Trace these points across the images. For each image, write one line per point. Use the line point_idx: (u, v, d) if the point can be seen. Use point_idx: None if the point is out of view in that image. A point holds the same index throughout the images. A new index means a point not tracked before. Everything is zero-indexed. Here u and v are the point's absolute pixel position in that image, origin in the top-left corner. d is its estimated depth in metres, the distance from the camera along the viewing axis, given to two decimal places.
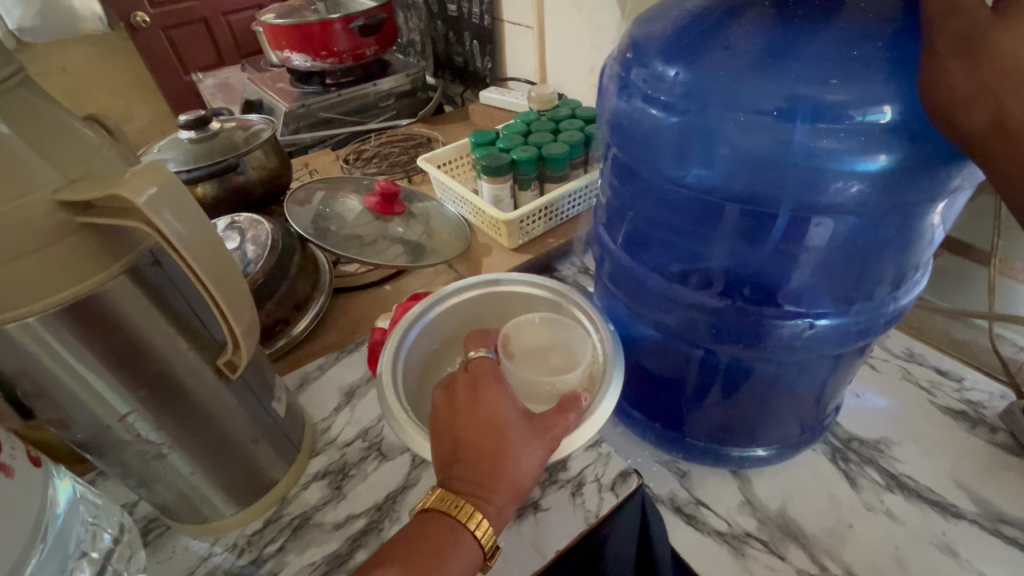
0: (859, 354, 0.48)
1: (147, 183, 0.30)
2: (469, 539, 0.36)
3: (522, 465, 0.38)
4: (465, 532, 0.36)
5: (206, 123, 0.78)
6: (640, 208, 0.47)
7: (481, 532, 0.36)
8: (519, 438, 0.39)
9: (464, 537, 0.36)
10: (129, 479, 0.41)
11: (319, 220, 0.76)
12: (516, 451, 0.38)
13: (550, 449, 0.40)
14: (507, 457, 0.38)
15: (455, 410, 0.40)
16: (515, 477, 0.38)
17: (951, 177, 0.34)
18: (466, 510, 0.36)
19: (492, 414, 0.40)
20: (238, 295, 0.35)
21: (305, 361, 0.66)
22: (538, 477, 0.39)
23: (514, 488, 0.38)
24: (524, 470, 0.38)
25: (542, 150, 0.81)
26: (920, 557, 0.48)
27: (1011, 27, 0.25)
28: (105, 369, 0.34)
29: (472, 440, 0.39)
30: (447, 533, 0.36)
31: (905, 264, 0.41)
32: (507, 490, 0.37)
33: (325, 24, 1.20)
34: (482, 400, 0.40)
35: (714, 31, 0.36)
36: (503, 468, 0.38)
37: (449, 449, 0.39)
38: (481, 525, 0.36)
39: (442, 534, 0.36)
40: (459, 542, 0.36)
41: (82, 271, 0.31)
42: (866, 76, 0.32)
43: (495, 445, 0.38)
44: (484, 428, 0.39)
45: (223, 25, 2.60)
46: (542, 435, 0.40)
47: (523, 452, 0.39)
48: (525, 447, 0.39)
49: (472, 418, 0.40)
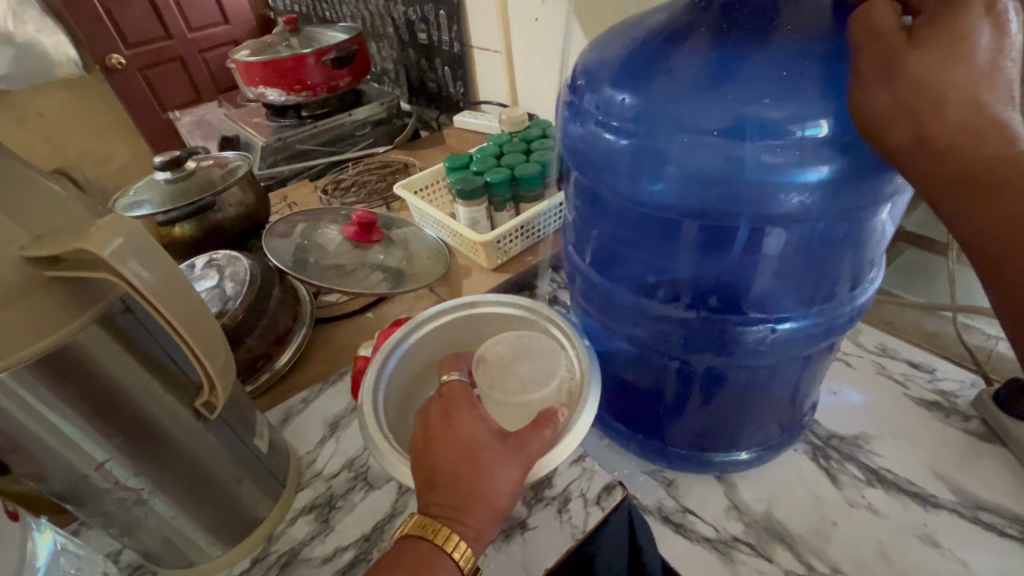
0: (828, 352, 0.49)
1: (113, 235, 0.31)
2: (448, 562, 0.36)
3: (498, 484, 0.39)
4: (443, 555, 0.37)
5: (181, 163, 0.79)
6: (604, 227, 0.49)
7: (459, 554, 0.37)
8: (493, 457, 0.40)
9: (443, 560, 0.36)
10: (112, 528, 0.41)
11: (299, 252, 0.76)
12: (491, 470, 0.39)
13: (526, 467, 0.40)
14: (482, 477, 0.39)
15: (430, 437, 0.41)
16: (492, 496, 0.39)
17: (888, 182, 0.36)
18: (443, 534, 0.37)
19: (466, 438, 0.40)
20: (210, 337, 0.36)
21: (289, 394, 0.66)
22: (515, 496, 0.40)
23: (491, 508, 0.38)
24: (500, 490, 0.39)
25: (515, 171, 0.83)
26: (904, 550, 0.48)
27: (924, 51, 0.26)
28: (80, 419, 0.34)
29: (447, 466, 0.39)
30: (425, 557, 0.37)
31: (860, 262, 0.43)
32: (483, 509, 0.38)
33: (298, 59, 1.23)
34: (455, 424, 0.41)
35: (657, 58, 0.38)
36: (479, 491, 0.38)
37: (425, 475, 0.40)
38: (459, 547, 0.37)
39: (422, 560, 0.36)
40: (438, 565, 0.36)
41: (53, 323, 0.31)
42: (797, 94, 0.34)
43: (470, 469, 0.39)
44: (459, 452, 0.40)
45: (199, 63, 2.64)
46: (515, 455, 0.40)
47: (498, 472, 0.39)
48: (500, 466, 0.39)
49: (446, 444, 0.40)
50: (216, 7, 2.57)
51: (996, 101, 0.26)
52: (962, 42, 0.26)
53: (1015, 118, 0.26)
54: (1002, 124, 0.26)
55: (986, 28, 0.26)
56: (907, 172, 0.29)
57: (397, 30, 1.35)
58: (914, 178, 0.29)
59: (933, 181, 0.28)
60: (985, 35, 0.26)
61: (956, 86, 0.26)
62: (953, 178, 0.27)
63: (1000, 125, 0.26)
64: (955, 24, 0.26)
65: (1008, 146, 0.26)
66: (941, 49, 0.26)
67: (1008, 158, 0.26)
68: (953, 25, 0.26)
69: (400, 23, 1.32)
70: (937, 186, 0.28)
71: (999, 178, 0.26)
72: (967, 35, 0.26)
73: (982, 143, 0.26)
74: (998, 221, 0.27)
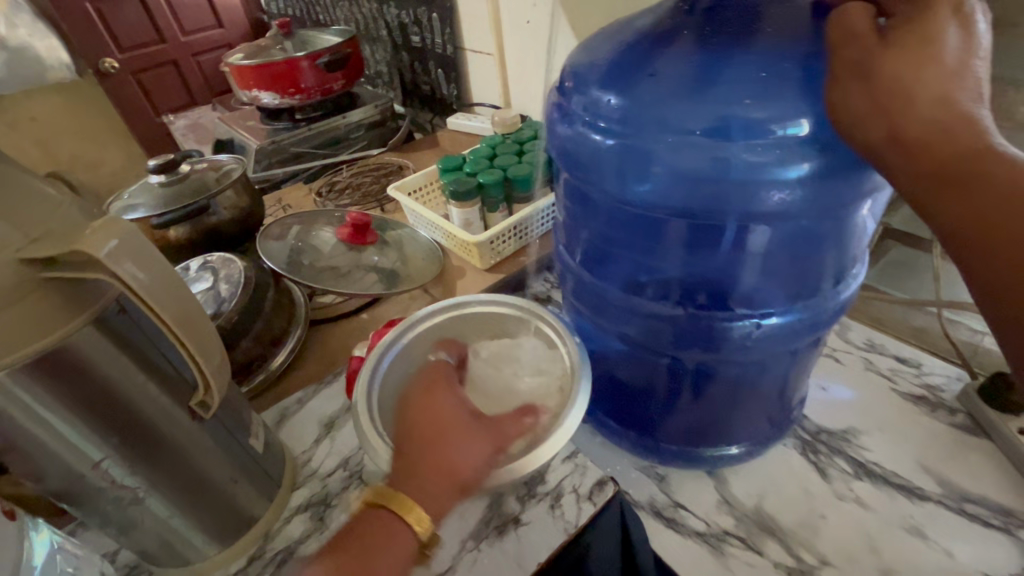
0: (815, 347, 0.50)
1: (108, 236, 0.31)
2: (402, 528, 0.38)
3: (461, 457, 0.41)
4: (398, 521, 0.38)
5: (174, 167, 0.79)
6: (594, 226, 0.50)
7: (413, 520, 0.38)
8: (460, 432, 0.42)
9: (397, 525, 0.38)
10: (109, 528, 0.42)
11: (294, 254, 0.77)
12: (457, 443, 0.41)
13: (494, 446, 0.43)
14: (446, 449, 0.41)
15: (405, 410, 0.44)
16: (455, 468, 0.40)
17: (867, 179, 0.37)
18: (400, 500, 0.38)
19: (439, 412, 0.43)
20: (205, 337, 0.36)
21: (284, 395, 0.67)
22: (479, 473, 0.41)
23: (453, 480, 0.40)
24: (464, 463, 0.40)
25: (507, 172, 0.83)
26: (891, 542, 0.49)
27: (895, 53, 0.28)
28: (77, 419, 0.35)
29: (416, 435, 0.42)
30: (381, 522, 0.38)
31: (842, 258, 0.44)
32: (444, 480, 0.39)
33: (291, 62, 1.23)
34: (430, 399, 0.44)
35: (643, 60, 0.39)
36: (443, 462, 0.40)
37: (396, 446, 0.42)
38: (414, 513, 0.38)
39: (379, 527, 0.38)
40: (392, 530, 0.37)
41: (49, 323, 0.32)
42: (778, 95, 0.35)
43: (437, 440, 0.41)
44: (430, 423, 0.42)
45: (193, 66, 2.64)
46: (484, 434, 0.42)
47: (464, 445, 0.41)
48: (466, 441, 0.41)
49: (418, 415, 0.43)
50: (209, 11, 2.57)
51: (965, 98, 0.27)
52: (932, 42, 0.27)
53: (983, 115, 0.27)
54: (971, 120, 0.27)
55: (953, 28, 0.28)
56: (882, 169, 0.30)
57: (390, 33, 1.35)
58: (890, 175, 0.30)
59: (907, 176, 0.29)
60: (953, 36, 0.27)
61: (926, 85, 0.27)
62: (926, 174, 0.28)
63: (969, 122, 0.27)
64: (924, 27, 0.28)
65: (976, 142, 0.27)
66: (911, 50, 0.28)
67: (976, 153, 0.27)
68: (924, 26, 0.28)
69: (393, 26, 1.33)
70: (911, 182, 0.29)
71: (968, 172, 0.27)
72: (935, 36, 0.27)
73: (952, 139, 0.27)
74: (969, 215, 0.28)
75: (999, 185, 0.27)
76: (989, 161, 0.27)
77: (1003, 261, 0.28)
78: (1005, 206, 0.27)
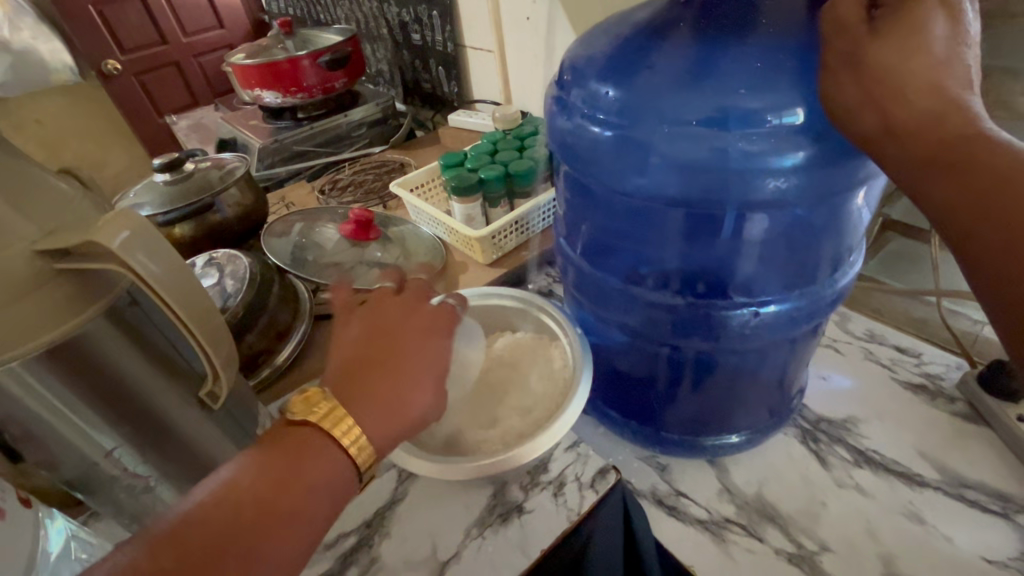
0: (813, 335, 0.51)
1: (120, 228, 0.32)
2: (332, 445, 0.35)
3: (420, 397, 0.39)
4: (328, 438, 0.35)
5: (179, 165, 0.80)
6: (594, 219, 0.50)
7: (347, 439, 0.35)
8: (427, 373, 0.41)
9: (327, 442, 0.35)
10: (122, 516, 0.43)
11: (297, 253, 0.79)
12: (406, 373, 0.40)
13: (440, 385, 0.41)
14: (407, 384, 0.39)
15: (353, 340, 0.42)
16: (398, 397, 0.39)
17: (861, 167, 0.38)
18: (333, 416, 0.36)
19: (388, 342, 0.42)
20: (215, 328, 0.37)
21: (289, 389, 0.68)
22: (426, 409, 0.40)
23: (395, 409, 0.38)
24: (410, 395, 0.39)
25: (509, 167, 0.84)
26: (890, 528, 0.50)
27: (884, 45, 0.29)
28: (91, 408, 0.35)
29: (370, 362, 0.40)
30: (310, 438, 0.35)
31: (838, 246, 0.45)
32: (386, 406, 0.38)
33: (293, 61, 1.24)
34: (380, 331, 0.43)
35: (641, 53, 0.39)
36: (389, 389, 0.39)
37: (341, 373, 0.40)
38: (348, 432, 0.36)
39: (308, 445, 0.35)
40: (321, 446, 0.35)
41: (64, 314, 0.33)
42: (772, 85, 0.35)
43: (397, 372, 0.40)
44: (376, 351, 0.41)
45: (195, 67, 2.66)
46: (445, 382, 0.42)
47: (411, 379, 0.40)
48: (429, 384, 0.40)
49: (376, 345, 0.41)
50: (211, 11, 2.59)
51: (953, 86, 0.28)
52: (920, 32, 0.28)
53: (972, 101, 0.28)
54: (961, 106, 0.28)
55: (942, 19, 0.29)
56: (876, 156, 0.30)
57: (391, 31, 1.36)
58: (884, 163, 0.31)
59: (900, 162, 0.29)
60: (940, 27, 0.28)
61: (915, 73, 0.28)
62: (918, 159, 0.29)
63: (959, 108, 0.28)
64: (912, 17, 0.29)
65: (967, 127, 0.28)
66: (900, 39, 0.28)
67: (967, 138, 0.28)
68: (910, 16, 0.29)
69: (394, 24, 1.33)
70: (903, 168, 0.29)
71: (959, 157, 0.28)
72: (923, 26, 0.28)
73: (941, 124, 0.28)
74: (961, 199, 0.28)
75: (991, 168, 0.27)
76: (979, 145, 0.28)
77: (997, 246, 0.28)
78: (996, 189, 0.27)
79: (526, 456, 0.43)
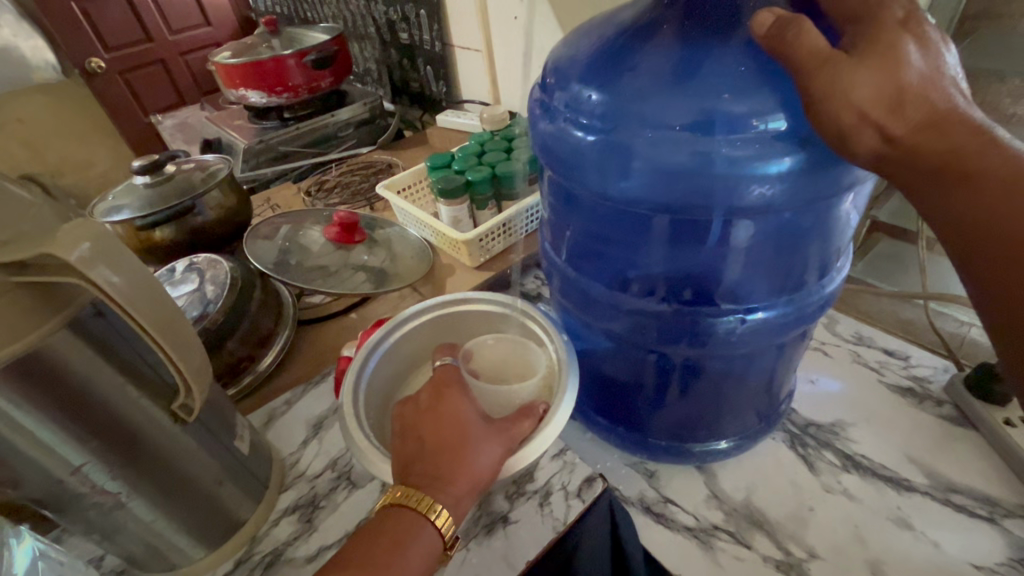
0: (801, 340, 0.51)
1: (79, 239, 0.31)
2: (430, 530, 0.38)
3: (481, 460, 0.41)
4: (425, 523, 0.38)
5: (159, 167, 0.78)
6: (577, 225, 0.50)
7: (440, 521, 0.38)
8: (478, 436, 0.42)
9: (425, 528, 0.38)
10: (92, 534, 0.41)
11: (282, 255, 0.76)
12: (475, 445, 0.41)
13: (507, 448, 0.42)
14: (466, 453, 0.41)
15: (420, 410, 0.44)
16: (474, 468, 0.40)
17: (846, 172, 0.37)
18: (426, 503, 0.38)
19: (455, 415, 0.43)
20: (184, 340, 0.36)
21: (272, 396, 0.66)
22: (497, 473, 0.41)
23: (472, 481, 0.40)
24: (483, 463, 0.41)
25: (496, 169, 0.83)
26: (878, 534, 0.49)
27: (869, 66, 0.28)
28: (54, 424, 0.34)
29: (434, 439, 0.41)
30: (409, 525, 0.38)
31: (825, 252, 0.44)
32: (465, 480, 0.40)
33: (278, 60, 1.22)
34: (446, 399, 0.44)
35: (623, 55, 0.39)
36: (461, 462, 0.40)
37: (408, 448, 0.42)
38: (441, 515, 0.38)
39: (404, 528, 0.38)
40: (420, 533, 0.37)
41: (22, 328, 0.31)
42: (755, 89, 0.35)
43: (459, 443, 0.41)
44: (445, 423, 0.42)
45: (181, 66, 2.62)
46: (501, 434, 0.42)
47: (482, 448, 0.41)
48: (484, 443, 0.41)
49: (436, 418, 0.43)
50: (198, 10, 2.56)
51: (944, 97, 0.29)
52: (894, 52, 0.29)
53: (969, 110, 0.29)
54: (961, 116, 0.29)
55: (912, 44, 0.29)
56: (884, 169, 0.31)
57: (379, 30, 1.34)
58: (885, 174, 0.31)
59: (911, 174, 0.30)
60: (912, 50, 0.29)
61: (910, 88, 0.28)
62: (928, 169, 0.30)
63: (960, 118, 0.29)
64: (886, 41, 0.29)
65: (973, 136, 0.29)
66: (879, 57, 0.29)
67: (973, 147, 0.29)
68: (885, 40, 0.29)
69: (381, 23, 1.32)
70: (913, 179, 0.30)
71: (966, 167, 0.29)
72: (900, 47, 0.29)
73: (947, 134, 0.29)
74: (972, 204, 0.30)
75: (994, 177, 0.29)
76: (984, 153, 0.29)
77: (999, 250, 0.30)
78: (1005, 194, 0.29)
79: (513, 466, 0.42)
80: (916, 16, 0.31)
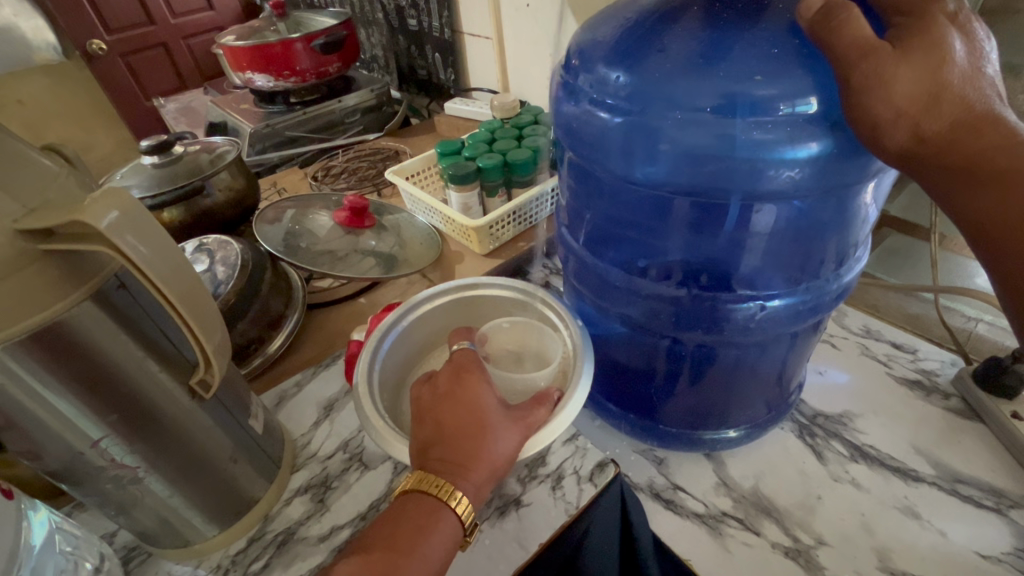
0: (814, 331, 0.51)
1: (109, 208, 0.30)
2: (450, 516, 0.38)
3: (498, 447, 0.41)
4: (445, 509, 0.38)
5: (169, 147, 0.77)
6: (597, 208, 0.50)
7: (460, 508, 0.38)
8: (497, 423, 0.42)
9: (445, 514, 0.38)
10: (108, 507, 0.41)
11: (290, 238, 0.76)
12: (493, 432, 0.41)
13: (526, 436, 0.42)
14: (484, 439, 0.41)
15: (438, 397, 0.43)
16: (491, 456, 0.40)
17: (873, 160, 0.37)
18: (446, 489, 0.38)
19: (474, 402, 0.42)
20: (207, 316, 0.36)
21: (282, 378, 0.66)
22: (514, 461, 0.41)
23: (489, 470, 0.40)
24: (500, 451, 0.41)
25: (507, 157, 0.83)
26: (886, 523, 0.50)
27: (910, 59, 0.28)
28: (76, 396, 0.34)
29: (453, 426, 0.41)
30: (428, 512, 0.38)
31: (844, 243, 0.44)
32: (484, 468, 0.40)
33: (286, 44, 1.21)
34: (465, 385, 0.44)
35: (652, 36, 0.38)
36: (481, 451, 0.40)
37: (427, 434, 0.42)
38: (461, 502, 0.38)
39: (424, 516, 0.37)
40: (440, 519, 0.37)
41: (47, 299, 0.31)
42: (787, 72, 0.34)
43: (477, 430, 0.41)
44: (463, 411, 0.42)
45: (183, 50, 2.60)
46: (517, 422, 0.42)
47: (500, 435, 0.41)
48: (502, 430, 0.41)
49: (454, 405, 0.42)
50: None
51: (981, 96, 0.29)
52: (938, 46, 0.29)
53: (1003, 111, 0.29)
54: (995, 118, 0.29)
55: (957, 38, 0.29)
56: (913, 168, 0.31)
57: (387, 16, 1.33)
58: (915, 171, 0.31)
59: (941, 174, 0.30)
60: (958, 44, 0.29)
61: (948, 84, 0.29)
62: (957, 170, 0.30)
63: (995, 118, 0.29)
64: (929, 34, 0.29)
65: (1007, 137, 0.29)
66: (921, 52, 0.29)
67: (1006, 147, 0.29)
68: (928, 33, 0.29)
69: (389, 9, 1.31)
70: (941, 181, 0.30)
71: (1000, 168, 0.29)
72: (941, 42, 0.29)
73: (980, 134, 0.29)
74: (1003, 208, 0.30)
75: None
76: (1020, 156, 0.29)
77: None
78: None
79: (528, 451, 0.42)
80: (965, 13, 0.31)
